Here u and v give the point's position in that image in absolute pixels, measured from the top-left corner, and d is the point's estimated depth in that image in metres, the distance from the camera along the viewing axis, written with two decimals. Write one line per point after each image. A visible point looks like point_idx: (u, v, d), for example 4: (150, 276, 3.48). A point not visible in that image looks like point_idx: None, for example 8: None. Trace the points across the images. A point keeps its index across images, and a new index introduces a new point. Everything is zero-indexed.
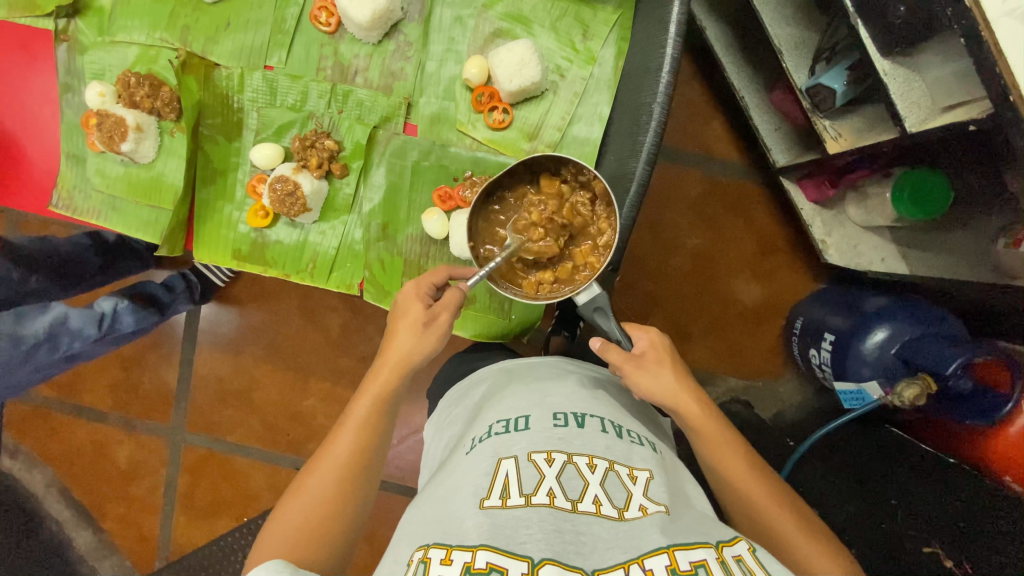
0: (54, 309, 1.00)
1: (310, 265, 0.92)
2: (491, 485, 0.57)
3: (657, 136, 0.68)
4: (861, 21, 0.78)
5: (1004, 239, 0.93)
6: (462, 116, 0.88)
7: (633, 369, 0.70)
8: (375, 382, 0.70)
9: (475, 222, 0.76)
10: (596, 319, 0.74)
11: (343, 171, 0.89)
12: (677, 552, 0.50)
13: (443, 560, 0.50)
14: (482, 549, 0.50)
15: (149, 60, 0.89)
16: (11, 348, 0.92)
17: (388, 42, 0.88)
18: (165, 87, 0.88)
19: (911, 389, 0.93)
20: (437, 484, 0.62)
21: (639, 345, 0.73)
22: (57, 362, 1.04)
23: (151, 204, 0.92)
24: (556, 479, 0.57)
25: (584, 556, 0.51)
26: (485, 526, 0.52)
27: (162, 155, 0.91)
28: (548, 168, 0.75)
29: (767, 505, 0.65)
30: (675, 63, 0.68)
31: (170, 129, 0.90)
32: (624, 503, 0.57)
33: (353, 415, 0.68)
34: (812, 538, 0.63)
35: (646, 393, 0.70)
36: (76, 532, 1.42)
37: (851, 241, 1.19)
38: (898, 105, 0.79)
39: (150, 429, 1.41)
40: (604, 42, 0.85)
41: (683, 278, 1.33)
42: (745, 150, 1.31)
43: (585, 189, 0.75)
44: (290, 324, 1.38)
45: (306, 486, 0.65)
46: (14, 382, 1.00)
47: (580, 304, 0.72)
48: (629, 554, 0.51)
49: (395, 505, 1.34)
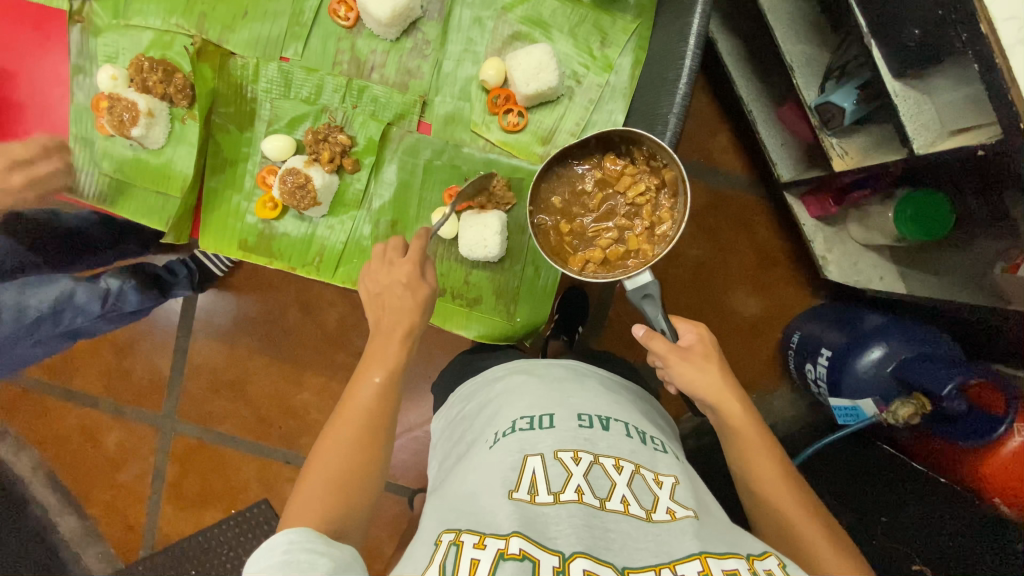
0: (60, 284, 1.04)
1: (317, 260, 0.92)
2: (519, 480, 0.58)
3: (671, 146, 0.69)
4: (875, 42, 0.80)
5: (1002, 264, 0.95)
6: (477, 117, 0.88)
7: (679, 358, 0.71)
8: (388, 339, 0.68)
9: (537, 186, 0.75)
10: (645, 306, 0.71)
11: (354, 167, 0.88)
12: (710, 559, 0.50)
13: (476, 544, 0.51)
14: (515, 536, 0.50)
15: (164, 45, 0.88)
16: (15, 321, 0.99)
17: (406, 40, 0.88)
18: (179, 73, 0.87)
19: (905, 407, 0.94)
20: (459, 478, 0.62)
21: (689, 338, 0.73)
22: (59, 336, 1.08)
23: (159, 190, 0.91)
24: (584, 477, 0.58)
25: (613, 553, 0.51)
26: (515, 517, 0.53)
27: (173, 142, 0.90)
28: (618, 145, 0.74)
29: (783, 513, 0.65)
30: (693, 74, 0.68)
31: (183, 116, 0.89)
32: (651, 505, 0.57)
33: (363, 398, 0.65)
34: (828, 541, 0.64)
35: (689, 385, 0.71)
36: (60, 517, 1.40)
37: (852, 258, 1.20)
38: (907, 127, 0.80)
39: (140, 416, 1.39)
40: (622, 51, 0.86)
41: (683, 287, 1.34)
42: (750, 164, 1.32)
43: (657, 177, 0.73)
44: (289, 317, 1.37)
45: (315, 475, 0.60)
46: (16, 353, 1.05)
47: (631, 288, 0.70)
48: (660, 557, 0.50)
49: (385, 504, 1.33)
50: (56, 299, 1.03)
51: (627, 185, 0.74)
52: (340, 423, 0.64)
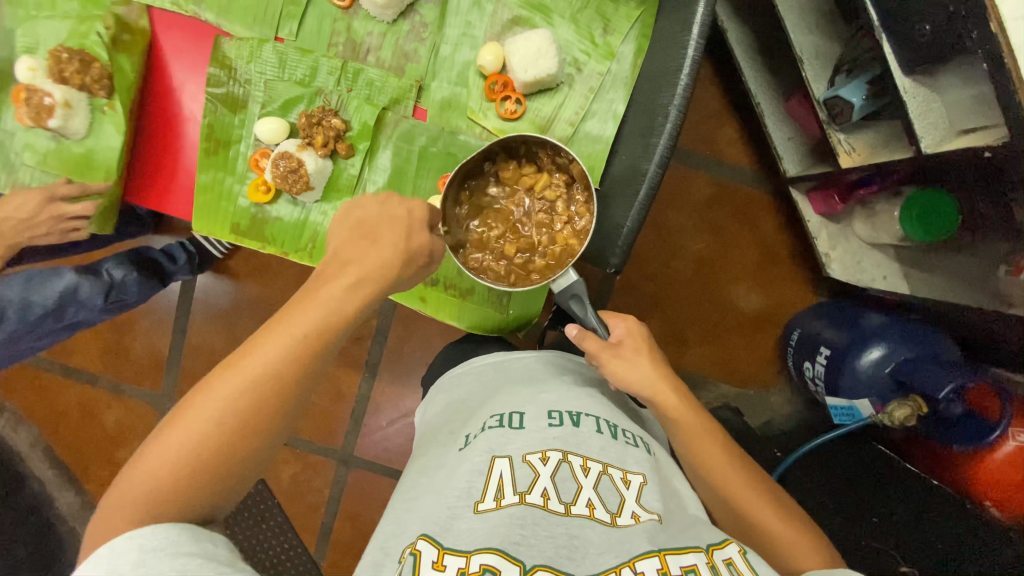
0: (66, 277, 1.04)
1: (310, 245, 0.90)
2: (486, 486, 0.58)
3: (671, 139, 0.67)
4: (886, 36, 0.77)
5: (1005, 267, 0.94)
6: (474, 104, 0.86)
7: (610, 356, 0.70)
8: (332, 292, 0.56)
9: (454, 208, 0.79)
10: (573, 307, 0.73)
11: (349, 152, 0.87)
12: (668, 557, 0.51)
13: (435, 563, 0.51)
14: (477, 553, 0.50)
15: (81, 35, 0.83)
16: (20, 316, 0.98)
17: (404, 22, 0.86)
18: (97, 62, 0.82)
19: (902, 409, 0.94)
20: (427, 477, 0.64)
21: (615, 334, 0.72)
22: (64, 328, 1.09)
23: (81, 180, 0.85)
24: (550, 480, 0.58)
25: (576, 562, 0.51)
26: (479, 529, 0.53)
27: (95, 132, 0.85)
28: (514, 150, 0.78)
29: (760, 510, 0.64)
30: (696, 65, 0.66)
31: (104, 106, 0.84)
32: (616, 508, 0.57)
33: (244, 374, 0.52)
34: (804, 539, 0.63)
35: (620, 381, 0.70)
36: (60, 492, 1.42)
37: (856, 256, 1.18)
38: (915, 125, 0.78)
39: (138, 395, 1.40)
40: (625, 38, 0.84)
41: (681, 281, 1.33)
42: (755, 157, 1.30)
43: (562, 171, 0.79)
44: (285, 300, 1.37)
45: (159, 454, 0.50)
46: (23, 347, 1.06)
47: (557, 291, 0.73)
48: (621, 558, 0.51)
49: (380, 487, 1.34)
50: (59, 297, 1.02)
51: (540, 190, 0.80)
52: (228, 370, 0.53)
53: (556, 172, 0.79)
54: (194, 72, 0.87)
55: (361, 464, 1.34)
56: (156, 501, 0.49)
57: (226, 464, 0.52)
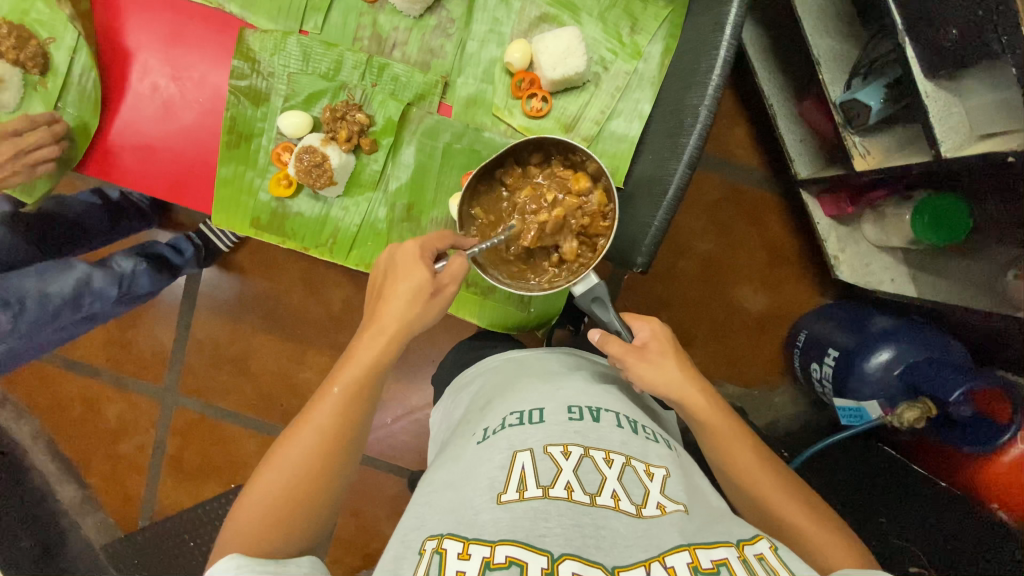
0: (77, 270, 1.04)
1: (330, 241, 0.90)
2: (508, 478, 0.58)
3: (701, 139, 0.66)
4: (908, 40, 0.77)
5: (1015, 271, 0.94)
6: (499, 101, 0.86)
7: (636, 360, 0.71)
8: (368, 350, 0.67)
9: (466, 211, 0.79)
10: (595, 310, 0.76)
11: (372, 147, 0.86)
12: (699, 550, 0.51)
13: (460, 553, 0.51)
14: (502, 544, 0.51)
15: (22, 10, 0.83)
16: (40, 307, 0.98)
17: (430, 17, 0.86)
18: (34, 40, 0.82)
19: (912, 411, 0.95)
20: (446, 469, 0.64)
21: (641, 336, 0.73)
22: (79, 322, 1.08)
23: None
24: (573, 473, 0.58)
25: (604, 552, 0.51)
26: (503, 521, 0.53)
27: (29, 106, 0.85)
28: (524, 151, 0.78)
29: (781, 506, 0.66)
30: (729, 65, 0.66)
31: (37, 83, 0.84)
32: (641, 499, 0.57)
33: (307, 431, 0.63)
34: (826, 538, 0.64)
35: (649, 385, 0.71)
36: (60, 485, 1.41)
37: (864, 258, 1.19)
38: (935, 129, 0.78)
39: (141, 388, 1.39)
40: (652, 38, 0.84)
41: (690, 281, 1.33)
42: (768, 159, 1.30)
43: (578, 166, 0.78)
44: (294, 295, 1.36)
45: (251, 510, 0.61)
46: (39, 342, 1.06)
47: (577, 295, 0.76)
48: (650, 552, 0.51)
49: (386, 485, 1.34)
50: (74, 287, 1.03)
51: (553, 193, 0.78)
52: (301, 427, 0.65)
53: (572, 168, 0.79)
54: (219, 66, 0.85)
55: (366, 461, 1.33)
56: (262, 537, 0.60)
57: (310, 509, 0.62)
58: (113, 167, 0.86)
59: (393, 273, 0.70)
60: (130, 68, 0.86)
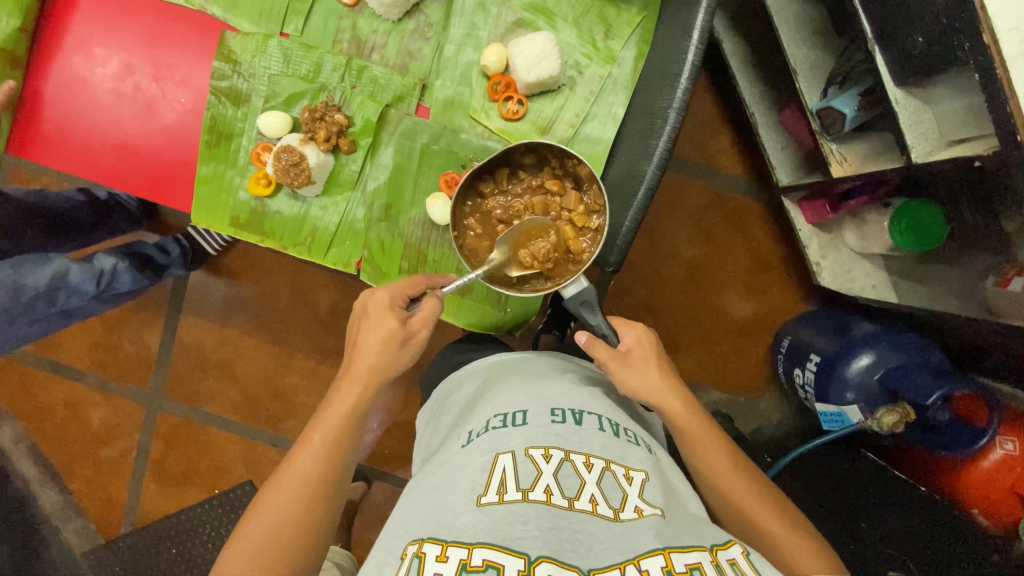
0: (54, 262, 1.03)
1: (309, 240, 0.90)
2: (489, 481, 0.58)
3: (670, 141, 0.69)
4: (878, 48, 0.80)
5: (992, 277, 0.96)
6: (476, 103, 0.88)
7: (619, 365, 0.71)
8: (343, 394, 0.68)
9: (457, 215, 0.79)
10: (583, 313, 0.74)
11: (351, 148, 0.87)
12: (673, 554, 0.51)
13: (438, 556, 0.51)
14: (479, 547, 0.51)
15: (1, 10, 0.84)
16: (12, 298, 0.97)
17: (409, 21, 0.87)
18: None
19: (890, 416, 0.93)
20: (431, 472, 0.64)
21: (624, 344, 0.74)
22: (53, 315, 1.08)
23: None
24: (553, 476, 0.58)
25: (580, 555, 0.51)
26: (482, 524, 0.53)
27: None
28: (512, 160, 0.79)
29: (754, 508, 0.66)
30: (695, 68, 0.68)
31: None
32: (619, 503, 0.57)
33: (291, 477, 0.63)
34: (800, 541, 0.64)
35: (627, 391, 0.71)
36: (42, 490, 1.40)
37: (845, 265, 1.19)
38: (907, 135, 0.80)
39: (125, 392, 1.38)
40: (626, 43, 0.86)
41: (673, 287, 1.34)
42: (749, 167, 1.32)
43: (567, 175, 0.79)
44: (279, 299, 1.36)
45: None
46: (14, 335, 1.06)
47: (566, 298, 0.73)
48: (625, 555, 0.51)
49: (367, 493, 1.33)
50: (49, 280, 1.02)
51: (541, 199, 0.80)
52: (284, 477, 0.64)
53: (562, 177, 0.79)
54: (200, 66, 0.87)
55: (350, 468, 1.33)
56: None
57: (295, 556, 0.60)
58: (97, 165, 0.87)
59: (369, 321, 0.71)
60: (112, 65, 0.87)
